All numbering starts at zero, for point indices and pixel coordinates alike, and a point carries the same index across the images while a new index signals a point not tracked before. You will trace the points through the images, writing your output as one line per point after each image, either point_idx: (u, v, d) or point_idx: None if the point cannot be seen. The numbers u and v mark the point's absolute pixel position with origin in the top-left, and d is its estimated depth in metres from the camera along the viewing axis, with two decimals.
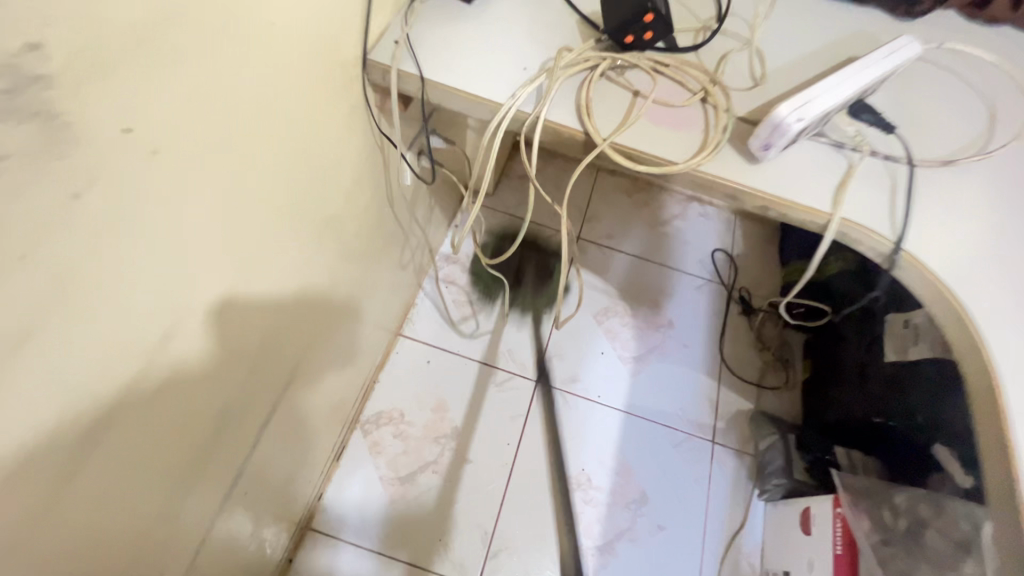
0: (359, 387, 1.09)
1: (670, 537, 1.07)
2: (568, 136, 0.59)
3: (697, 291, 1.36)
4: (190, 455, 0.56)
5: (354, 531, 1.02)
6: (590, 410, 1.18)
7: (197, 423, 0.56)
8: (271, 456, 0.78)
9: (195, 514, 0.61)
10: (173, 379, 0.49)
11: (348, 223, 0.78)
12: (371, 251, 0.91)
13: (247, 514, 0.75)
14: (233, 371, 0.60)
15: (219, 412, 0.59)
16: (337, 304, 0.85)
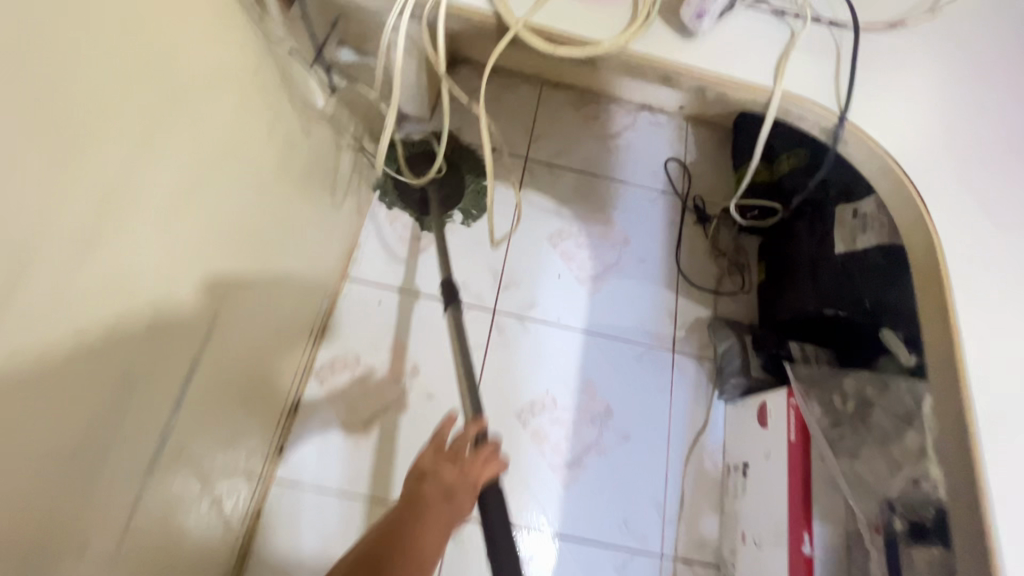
0: (307, 334, 1.04)
1: (636, 446, 1.10)
2: (479, 20, 0.52)
3: (652, 204, 1.33)
4: (84, 422, 0.51)
5: (321, 476, 1.00)
6: (550, 333, 1.17)
7: (81, 390, 0.50)
8: (204, 411, 0.74)
9: (109, 483, 0.57)
10: (31, 344, 0.43)
11: (239, 150, 0.70)
12: (282, 183, 0.83)
13: (187, 474, 0.72)
14: (123, 323, 0.55)
15: (112, 373, 0.54)
16: (249, 247, 0.77)
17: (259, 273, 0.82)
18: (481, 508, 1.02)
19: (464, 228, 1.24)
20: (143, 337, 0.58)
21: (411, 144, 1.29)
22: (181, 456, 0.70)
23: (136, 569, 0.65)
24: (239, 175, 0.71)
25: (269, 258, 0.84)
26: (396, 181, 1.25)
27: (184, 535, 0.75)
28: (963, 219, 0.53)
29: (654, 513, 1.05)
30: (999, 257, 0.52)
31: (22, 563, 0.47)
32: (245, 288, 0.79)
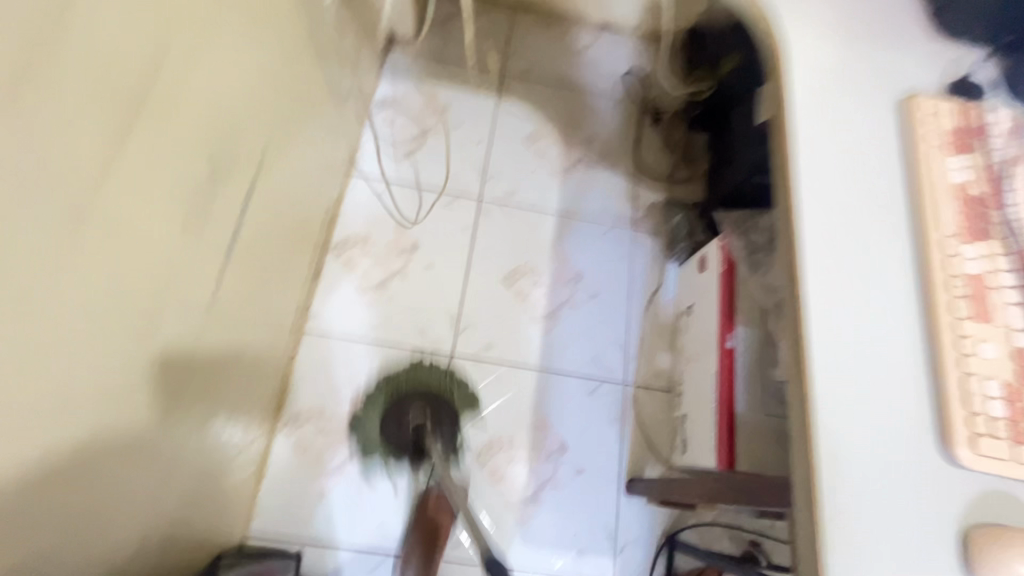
0: (323, 215, 1.23)
1: (602, 302, 1.33)
2: None
3: (614, 109, 1.53)
4: (192, 201, 0.67)
5: (343, 328, 1.21)
6: (528, 215, 1.38)
7: (191, 173, 0.66)
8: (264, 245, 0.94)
9: (201, 266, 0.73)
10: (165, 118, 0.59)
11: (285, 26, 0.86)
12: (315, 74, 1.02)
13: (252, 290, 0.93)
14: (217, 137, 0.71)
15: (208, 172, 0.70)
16: (294, 122, 0.97)
17: (298, 144, 1.01)
18: (476, 350, 1.24)
19: (452, 132, 1.43)
20: (238, 162, 0.78)
21: (401, 62, 1.47)
22: (250, 273, 0.90)
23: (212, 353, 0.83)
24: (293, 60, 0.91)
25: (304, 135, 1.04)
26: (389, 93, 1.44)
27: (244, 346, 0.94)
28: (812, 32, 0.68)
29: (617, 353, 1.29)
30: (848, 65, 0.68)
31: (152, 293, 0.63)
32: (291, 152, 0.98)
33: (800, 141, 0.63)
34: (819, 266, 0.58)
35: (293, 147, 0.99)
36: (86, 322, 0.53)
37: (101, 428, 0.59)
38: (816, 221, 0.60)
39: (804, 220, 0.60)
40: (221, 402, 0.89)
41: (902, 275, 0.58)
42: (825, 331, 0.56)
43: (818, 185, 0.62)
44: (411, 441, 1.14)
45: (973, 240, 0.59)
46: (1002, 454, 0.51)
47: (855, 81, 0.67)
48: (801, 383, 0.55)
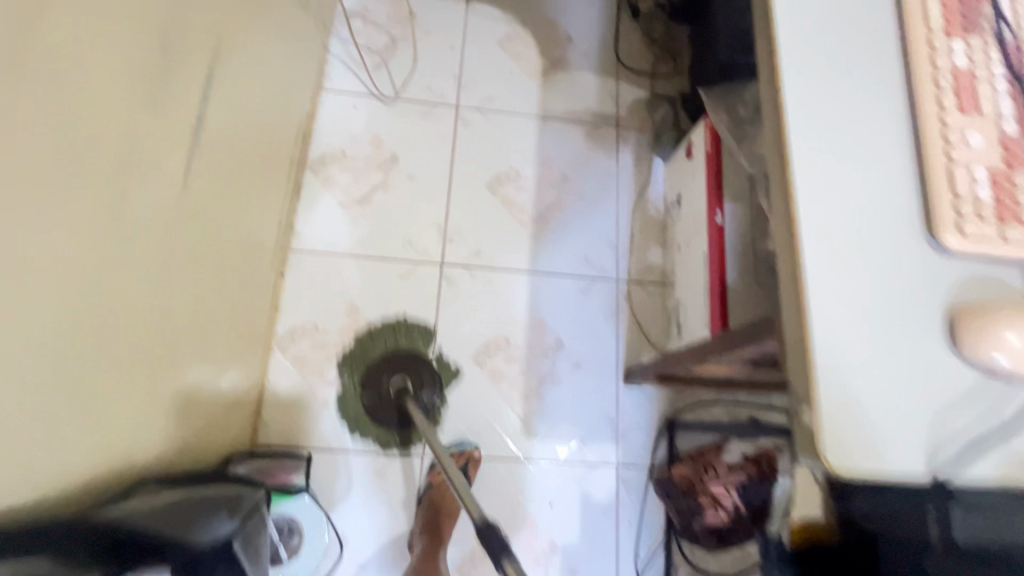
0: (296, 128, 1.19)
1: (590, 201, 1.31)
2: None
3: (590, 5, 1.46)
4: (136, 75, 0.64)
5: (329, 244, 1.19)
6: (507, 120, 1.34)
7: (132, 43, 0.63)
8: (229, 144, 0.91)
9: (158, 152, 0.70)
10: None
11: None
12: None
13: (222, 192, 0.91)
14: (157, 10, 0.67)
15: (152, 48, 0.67)
16: (247, 16, 0.92)
17: (257, 43, 0.97)
18: (466, 257, 1.22)
19: (422, 39, 1.37)
20: (188, 43, 0.75)
21: None
22: (216, 171, 0.88)
23: (184, 251, 0.81)
24: None
25: (262, 35, 0.98)
26: (353, 4, 1.37)
27: (222, 253, 0.92)
28: None
29: (609, 251, 1.27)
30: None
31: (109, 170, 0.61)
32: (247, 50, 0.94)
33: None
34: (802, 60, 0.55)
35: (251, 45, 0.95)
36: (37, 173, 0.51)
37: (68, 300, 0.57)
38: (798, 18, 0.56)
39: (784, 16, 0.56)
40: (201, 304, 0.88)
41: (885, 69, 0.55)
42: (808, 123, 0.53)
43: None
44: (376, 377, 1.13)
45: (958, 32, 0.56)
46: (988, 235, 0.50)
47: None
48: (783, 174, 0.52)
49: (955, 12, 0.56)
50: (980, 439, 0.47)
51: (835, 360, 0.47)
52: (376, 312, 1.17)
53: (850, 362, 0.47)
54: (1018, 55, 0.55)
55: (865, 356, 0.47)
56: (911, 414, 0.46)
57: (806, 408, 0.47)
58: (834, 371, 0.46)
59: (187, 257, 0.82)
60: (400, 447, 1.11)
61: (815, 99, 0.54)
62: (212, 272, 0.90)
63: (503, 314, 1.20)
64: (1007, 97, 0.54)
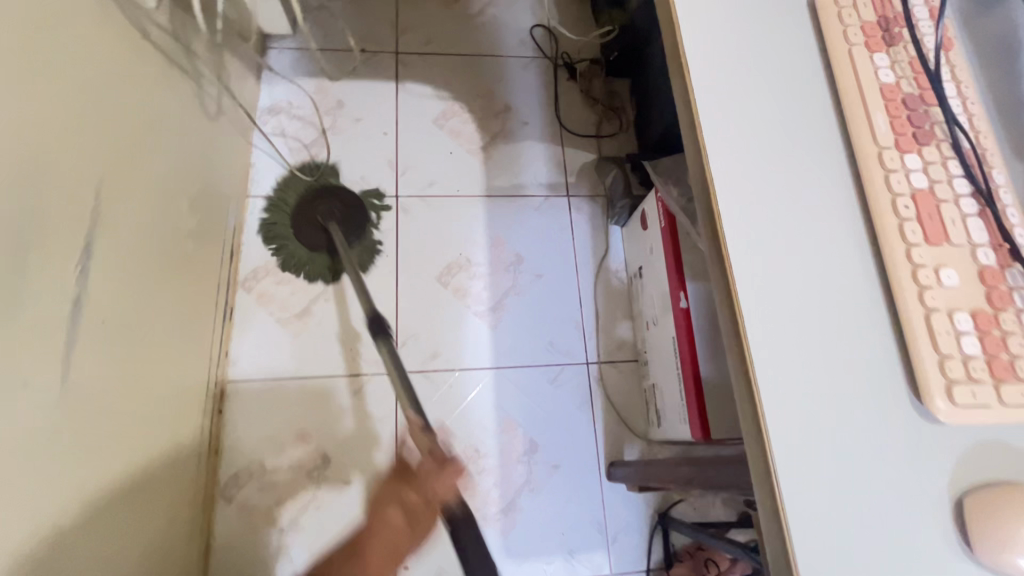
0: (222, 247, 1.09)
1: (548, 280, 1.23)
2: None
3: (525, 70, 1.41)
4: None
5: (269, 368, 1.09)
6: (453, 204, 1.26)
7: None
8: (141, 299, 0.81)
9: (40, 359, 0.60)
10: None
11: (95, 49, 0.71)
12: (161, 94, 0.87)
13: (138, 354, 0.80)
14: (18, 206, 0.57)
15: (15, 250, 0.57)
16: (145, 156, 0.83)
17: (160, 179, 0.87)
18: (422, 361, 1.13)
19: (352, 128, 1.29)
20: (69, 222, 0.65)
21: (281, 60, 1.32)
22: (128, 336, 0.78)
23: (95, 447, 0.70)
24: (121, 85, 0.76)
25: (168, 167, 0.89)
26: (273, 98, 1.29)
27: (142, 425, 0.82)
28: None
29: (575, 332, 1.20)
30: None
31: None
32: (150, 191, 0.84)
33: (699, 64, 0.53)
34: (741, 206, 0.49)
35: (153, 185, 0.85)
36: None
37: None
38: (731, 155, 0.51)
39: (716, 155, 0.50)
40: (125, 490, 0.77)
41: (836, 202, 0.49)
42: (758, 282, 0.47)
43: (728, 107, 0.51)
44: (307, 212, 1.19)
45: (912, 146, 0.50)
46: (984, 400, 0.42)
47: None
48: (737, 345, 0.46)
49: (905, 123, 0.50)
50: None
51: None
52: (329, 439, 1.06)
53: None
54: (979, 164, 0.49)
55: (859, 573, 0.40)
56: None
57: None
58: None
59: (101, 445, 0.72)
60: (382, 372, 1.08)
61: (761, 251, 0.48)
62: (135, 446, 0.80)
63: (470, 421, 1.11)
64: (975, 218, 0.47)
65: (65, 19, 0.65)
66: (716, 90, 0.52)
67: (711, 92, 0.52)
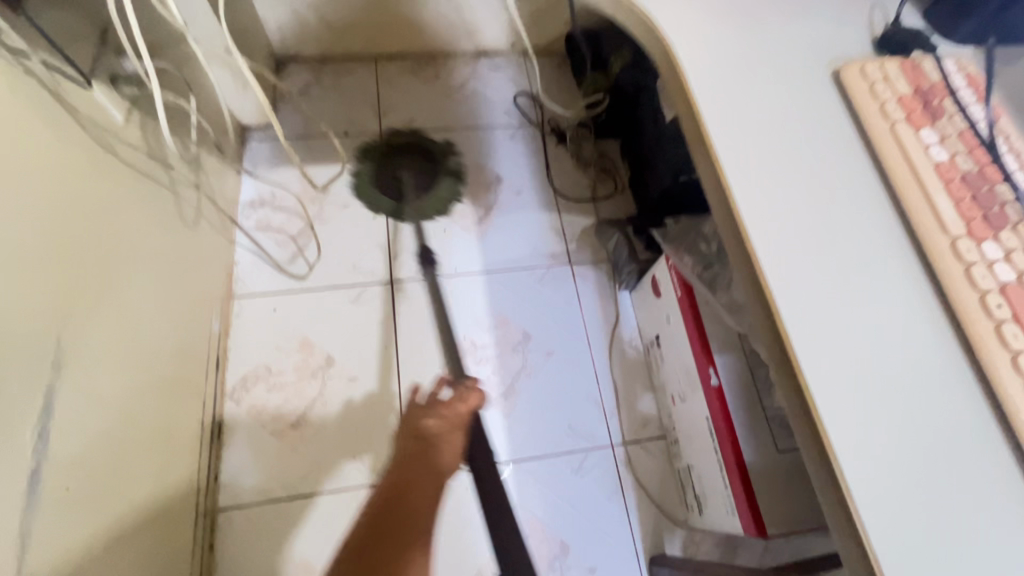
0: (206, 359, 1.01)
1: (560, 356, 1.15)
2: None
3: (512, 139, 1.38)
4: None
5: (264, 490, 0.98)
6: (451, 285, 1.19)
7: None
8: (117, 444, 0.72)
9: None
10: None
11: (55, 178, 0.65)
12: (132, 210, 0.81)
13: (117, 506, 0.71)
14: None
15: None
16: (116, 284, 0.75)
17: (137, 304, 0.80)
18: None
19: (339, 214, 1.24)
20: (13, 382, 0.55)
21: (261, 152, 1.27)
22: (101, 493, 0.68)
23: None
24: (87, 211, 0.70)
25: (143, 288, 0.82)
26: (255, 192, 1.23)
27: None
28: (698, 34, 0.54)
29: (595, 411, 1.11)
30: (753, 62, 0.53)
31: None
32: (125, 320, 0.77)
33: (731, 160, 0.48)
34: (809, 320, 0.42)
35: (128, 312, 0.78)
36: None
37: None
38: (785, 258, 0.44)
39: (769, 262, 0.44)
40: None
41: (914, 308, 0.43)
42: (846, 417, 0.40)
43: (770, 207, 0.46)
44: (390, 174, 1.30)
45: (986, 232, 0.44)
46: None
47: (774, 60, 0.53)
48: (833, 493, 0.38)
49: (974, 206, 0.45)
50: None
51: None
52: None
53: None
54: None
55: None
56: None
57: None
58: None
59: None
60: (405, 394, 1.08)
61: (841, 376, 0.41)
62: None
63: (495, 528, 1.00)
64: None
65: (16, 154, 0.59)
66: (753, 188, 0.47)
67: (748, 191, 0.47)
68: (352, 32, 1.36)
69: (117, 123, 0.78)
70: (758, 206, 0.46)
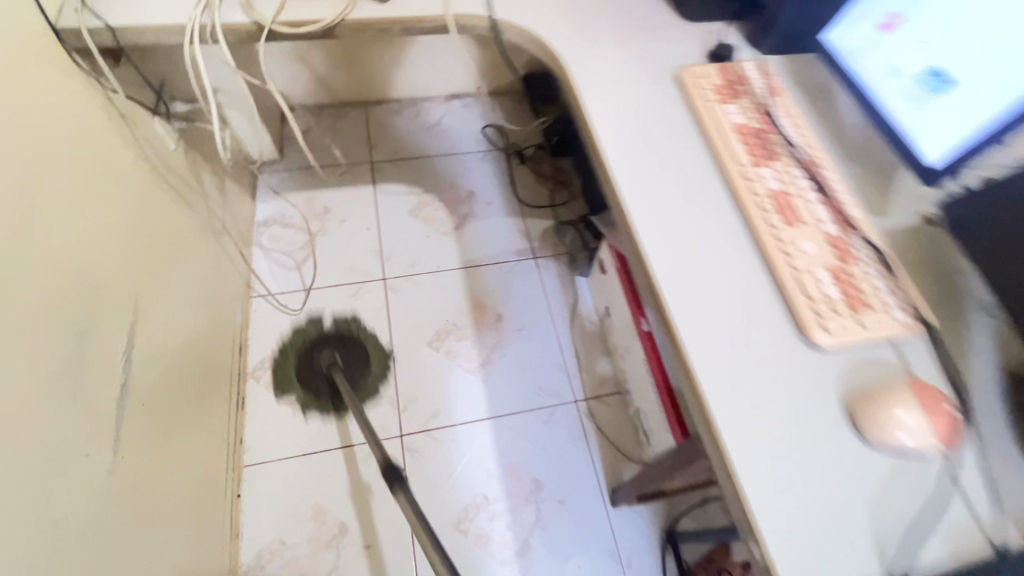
0: (231, 343, 1.21)
1: (528, 331, 1.36)
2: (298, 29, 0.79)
3: (482, 161, 1.64)
4: (61, 368, 0.66)
5: (280, 449, 1.16)
6: (434, 279, 1.42)
7: (57, 341, 0.66)
8: (171, 387, 0.91)
9: (94, 429, 0.70)
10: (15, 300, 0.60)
11: (130, 180, 0.88)
12: (178, 213, 1.04)
13: (171, 433, 0.90)
14: (76, 302, 0.71)
15: (77, 337, 0.69)
16: (169, 266, 0.98)
17: (182, 285, 1.02)
18: (424, 420, 1.22)
19: (338, 227, 1.47)
20: (107, 315, 0.77)
21: (272, 181, 1.53)
22: (161, 419, 0.87)
23: (135, 517, 0.77)
24: (150, 208, 0.93)
25: (186, 273, 1.04)
26: (268, 213, 1.48)
27: (174, 503, 0.88)
28: (582, 55, 0.80)
29: (560, 374, 1.31)
30: (620, 70, 0.79)
31: (41, 468, 0.60)
32: (174, 294, 0.98)
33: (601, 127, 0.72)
34: (648, 216, 0.64)
35: (176, 289, 0.99)
36: None
37: None
38: (635, 181, 0.67)
39: (623, 185, 0.67)
40: (162, 563, 0.83)
41: (718, 207, 0.65)
42: (667, 267, 0.60)
43: (627, 154, 0.70)
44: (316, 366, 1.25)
45: (764, 161, 0.68)
46: (852, 329, 0.56)
47: (634, 68, 0.79)
48: (661, 315, 0.58)
49: (757, 147, 0.69)
50: (921, 521, 0.48)
51: (767, 488, 0.49)
52: (344, 508, 1.11)
53: (778, 485, 0.49)
54: (815, 169, 0.68)
55: (788, 472, 0.49)
56: (850, 519, 0.48)
57: (753, 542, 0.47)
58: (767, 497, 0.48)
59: (137, 518, 0.77)
60: (400, 367, 1.28)
61: (667, 245, 0.62)
62: (167, 522, 0.85)
63: (478, 472, 1.17)
64: (819, 204, 0.65)
65: (108, 160, 0.83)
66: (615, 143, 0.71)
67: (612, 145, 0.70)
68: (346, 83, 1.66)
69: (170, 147, 1.02)
70: (618, 152, 0.69)
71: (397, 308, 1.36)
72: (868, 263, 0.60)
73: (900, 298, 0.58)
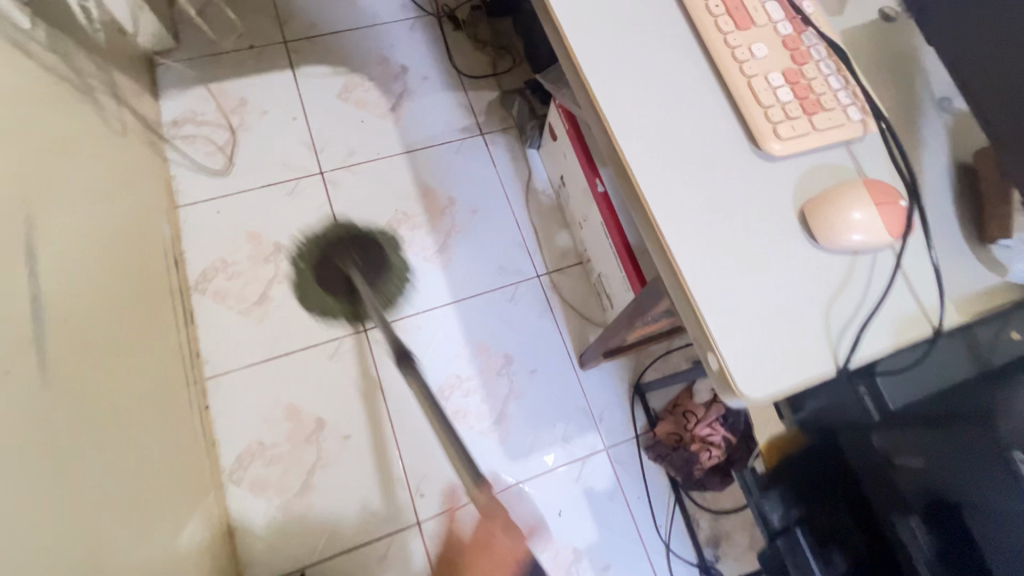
0: (163, 256, 1.12)
1: (482, 212, 1.31)
2: None
3: (411, 31, 1.46)
4: None
5: (242, 358, 1.13)
6: (376, 168, 1.32)
7: None
8: (96, 305, 0.84)
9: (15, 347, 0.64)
10: None
11: None
12: (60, 109, 0.89)
13: (112, 348, 0.85)
14: None
15: None
16: (63, 170, 0.86)
17: (86, 192, 0.91)
18: (387, 312, 1.19)
19: (260, 120, 1.32)
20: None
21: (172, 73, 1.33)
22: (92, 338, 0.81)
23: (92, 431, 0.74)
24: (19, 102, 0.79)
25: (88, 179, 0.92)
26: (175, 111, 1.30)
27: (135, 416, 0.86)
28: None
29: (520, 251, 1.28)
30: None
31: None
32: (79, 204, 0.87)
33: None
34: (585, 29, 0.56)
35: (80, 197, 0.88)
36: None
37: None
38: None
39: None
40: (136, 472, 0.82)
41: (665, 16, 0.57)
42: (612, 90, 0.54)
43: None
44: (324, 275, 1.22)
45: None
46: (803, 131, 0.53)
47: None
48: (609, 143, 0.53)
49: None
50: (870, 312, 0.48)
51: (719, 300, 0.48)
52: (318, 405, 1.11)
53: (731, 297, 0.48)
54: None
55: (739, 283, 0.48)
56: (803, 318, 0.47)
57: (708, 352, 0.47)
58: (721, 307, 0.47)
59: (91, 432, 0.74)
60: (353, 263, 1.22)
61: (611, 65, 0.55)
62: (131, 436, 0.83)
63: (447, 354, 1.18)
64: (773, 4, 0.58)
65: None
66: None
67: None
68: None
69: (24, 27, 0.85)
70: None
71: (341, 203, 1.27)
72: (824, 65, 0.56)
73: (852, 91, 0.55)
